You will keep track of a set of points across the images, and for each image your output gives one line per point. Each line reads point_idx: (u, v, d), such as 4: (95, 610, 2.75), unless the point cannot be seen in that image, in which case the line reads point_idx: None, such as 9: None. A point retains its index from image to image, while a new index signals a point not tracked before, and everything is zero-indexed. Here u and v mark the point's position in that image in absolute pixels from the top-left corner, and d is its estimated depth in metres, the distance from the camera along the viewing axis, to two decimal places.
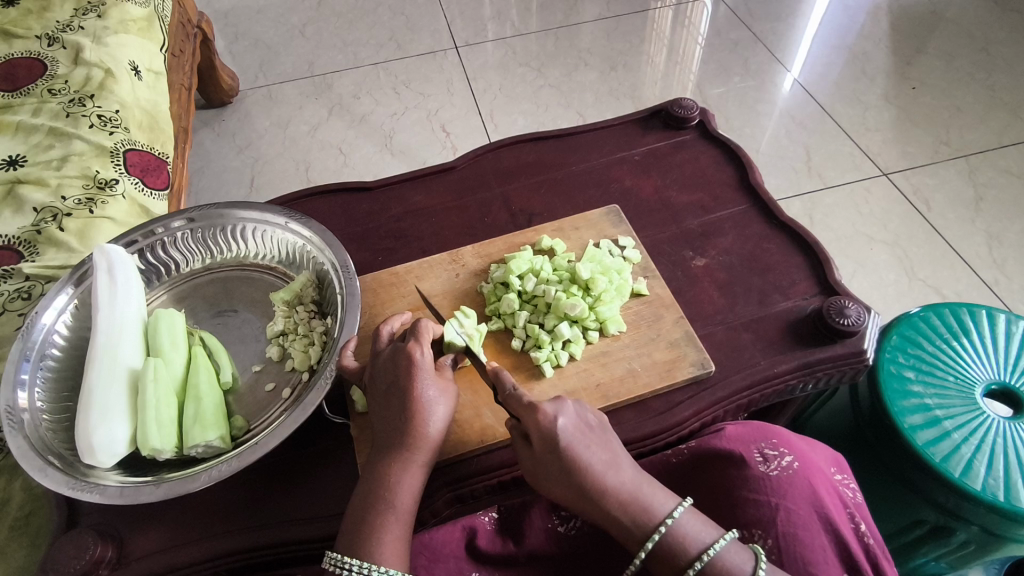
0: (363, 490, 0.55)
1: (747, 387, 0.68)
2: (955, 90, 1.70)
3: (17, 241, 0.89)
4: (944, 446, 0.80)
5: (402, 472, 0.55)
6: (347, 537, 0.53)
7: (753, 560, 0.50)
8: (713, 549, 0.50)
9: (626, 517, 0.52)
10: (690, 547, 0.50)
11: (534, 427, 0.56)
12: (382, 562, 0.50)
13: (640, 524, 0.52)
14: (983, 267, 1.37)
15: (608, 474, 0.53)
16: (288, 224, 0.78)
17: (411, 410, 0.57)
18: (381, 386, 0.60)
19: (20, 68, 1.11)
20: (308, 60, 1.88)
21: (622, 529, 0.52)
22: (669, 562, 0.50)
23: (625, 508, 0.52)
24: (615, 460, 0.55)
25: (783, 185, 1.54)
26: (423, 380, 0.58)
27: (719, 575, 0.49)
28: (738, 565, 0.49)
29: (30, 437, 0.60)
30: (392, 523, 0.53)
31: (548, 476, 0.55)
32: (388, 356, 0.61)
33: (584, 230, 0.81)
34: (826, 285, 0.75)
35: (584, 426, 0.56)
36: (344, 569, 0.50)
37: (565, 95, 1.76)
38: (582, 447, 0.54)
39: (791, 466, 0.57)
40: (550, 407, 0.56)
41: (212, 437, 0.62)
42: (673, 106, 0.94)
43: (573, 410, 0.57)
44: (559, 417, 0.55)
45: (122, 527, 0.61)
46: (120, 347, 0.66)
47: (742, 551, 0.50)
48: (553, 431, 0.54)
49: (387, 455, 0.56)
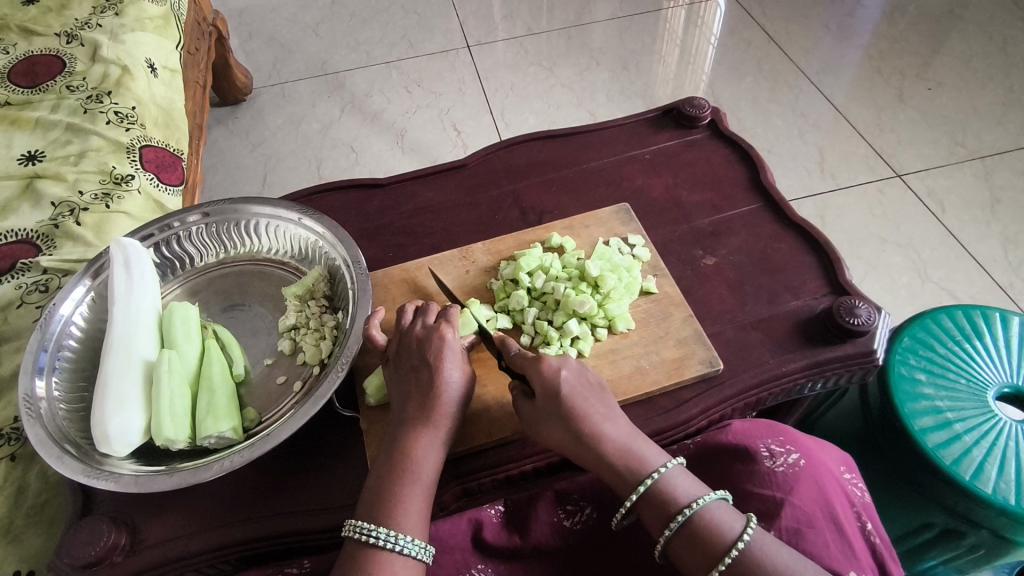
0: (386, 461, 0.56)
1: (756, 386, 0.68)
2: (972, 91, 1.68)
3: (35, 235, 0.91)
4: (955, 448, 0.79)
5: (428, 446, 0.57)
6: (368, 508, 0.54)
7: (743, 523, 0.51)
8: (698, 502, 0.52)
9: (620, 466, 0.55)
10: (679, 499, 0.52)
11: (536, 377, 0.60)
12: (406, 531, 0.52)
13: (635, 471, 0.55)
14: (997, 270, 1.36)
15: (605, 424, 0.57)
16: (301, 220, 0.79)
17: (432, 388, 0.59)
18: (406, 366, 0.62)
19: (39, 65, 1.13)
20: (321, 58, 1.89)
21: (616, 475, 0.55)
22: (658, 509, 0.53)
23: (619, 458, 0.56)
24: (613, 414, 0.58)
25: (795, 186, 1.53)
26: (449, 362, 0.60)
27: (704, 524, 0.51)
28: (725, 523, 0.50)
29: (47, 426, 0.62)
30: (413, 493, 0.54)
31: (547, 424, 0.59)
32: (418, 337, 0.63)
33: (594, 228, 0.81)
34: (837, 285, 0.75)
35: (584, 382, 0.60)
36: (372, 537, 0.51)
37: (577, 95, 1.76)
38: (580, 398, 0.58)
39: (797, 463, 0.58)
40: (552, 362, 0.60)
41: (225, 428, 0.63)
42: (684, 105, 0.95)
43: (575, 367, 0.61)
44: (561, 369, 0.59)
45: (136, 515, 0.62)
46: (136, 337, 0.67)
47: (734, 514, 0.52)
48: (554, 380, 0.58)
49: (410, 429, 0.58)
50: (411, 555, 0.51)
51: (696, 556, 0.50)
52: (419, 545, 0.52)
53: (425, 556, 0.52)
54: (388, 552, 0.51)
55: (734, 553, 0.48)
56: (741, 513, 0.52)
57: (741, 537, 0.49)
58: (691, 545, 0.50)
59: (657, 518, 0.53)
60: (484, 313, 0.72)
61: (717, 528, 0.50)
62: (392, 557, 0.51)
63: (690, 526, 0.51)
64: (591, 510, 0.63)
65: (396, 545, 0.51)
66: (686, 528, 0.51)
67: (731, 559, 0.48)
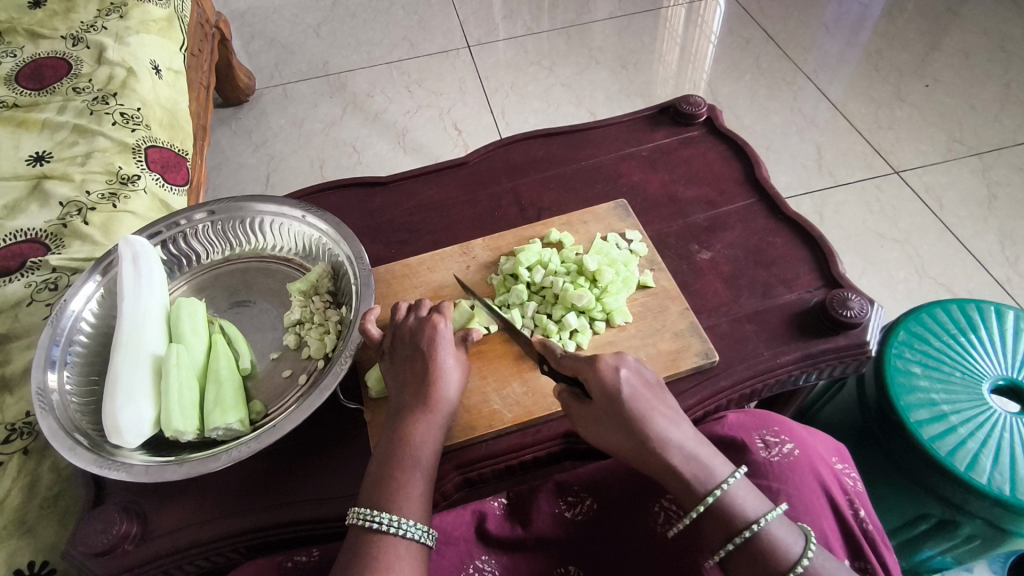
0: (385, 446, 0.58)
1: (751, 377, 0.70)
2: (969, 87, 1.69)
3: (44, 234, 0.93)
4: (950, 440, 0.80)
5: (425, 431, 0.58)
6: (371, 494, 0.55)
7: (803, 541, 0.50)
8: (765, 520, 0.50)
9: (687, 475, 0.53)
10: (744, 515, 0.51)
11: (594, 382, 0.58)
12: (407, 515, 0.53)
13: (702, 484, 0.52)
14: (995, 265, 1.37)
15: (671, 430, 0.54)
16: (305, 217, 0.80)
17: (428, 375, 0.61)
18: (402, 354, 0.64)
19: (46, 68, 1.15)
20: (323, 59, 1.91)
21: (681, 485, 0.53)
22: (723, 522, 0.51)
23: (687, 466, 0.53)
24: (677, 416, 0.56)
25: (793, 183, 1.55)
26: (442, 349, 0.62)
27: (765, 544, 0.49)
28: (787, 542, 0.50)
29: (60, 417, 0.63)
30: (413, 478, 0.56)
31: (605, 426, 0.57)
32: (412, 327, 0.65)
33: (592, 224, 0.82)
34: (830, 278, 0.77)
35: (645, 383, 0.57)
36: (374, 522, 0.52)
37: (577, 94, 1.78)
38: (642, 401, 0.56)
39: (792, 453, 0.59)
40: (609, 359, 0.58)
41: (232, 420, 0.64)
42: (681, 102, 0.96)
43: (634, 366, 0.58)
44: (621, 371, 0.57)
45: (146, 505, 0.63)
46: (144, 332, 0.69)
47: (793, 530, 0.51)
48: (614, 386, 0.56)
49: (407, 414, 0.59)
50: (413, 538, 0.52)
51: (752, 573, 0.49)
52: (420, 528, 0.53)
53: (428, 539, 0.53)
54: (391, 536, 0.52)
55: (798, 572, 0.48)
56: (799, 527, 0.51)
57: (802, 558, 0.49)
58: (752, 561, 0.49)
59: (720, 532, 0.51)
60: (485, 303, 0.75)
61: (781, 550, 0.49)
62: (394, 541, 0.52)
63: (754, 544, 0.50)
64: (592, 501, 0.65)
65: (397, 528, 0.52)
66: (749, 545, 0.50)
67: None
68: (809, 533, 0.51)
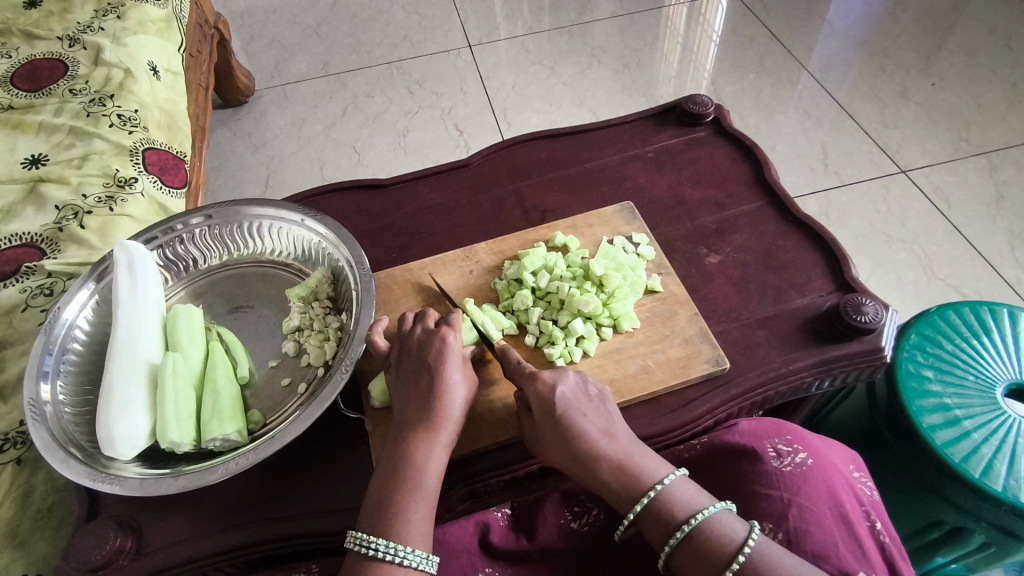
0: (387, 466, 0.56)
1: (762, 384, 0.68)
2: (977, 86, 1.67)
3: (40, 238, 0.91)
4: (963, 446, 0.78)
5: (428, 451, 0.56)
6: (370, 511, 0.53)
7: (745, 530, 0.50)
8: (701, 514, 0.51)
9: (617, 483, 0.55)
10: (679, 513, 0.52)
11: (533, 395, 0.60)
12: (407, 541, 0.52)
13: (632, 489, 0.54)
14: (1004, 266, 1.35)
15: (602, 441, 0.57)
16: (304, 221, 0.78)
17: (435, 390, 0.59)
18: (409, 367, 0.62)
19: (42, 69, 1.13)
20: (323, 59, 1.89)
21: (612, 493, 0.55)
22: (659, 525, 0.52)
23: (616, 474, 0.55)
24: (611, 427, 0.58)
25: (799, 183, 1.53)
26: (450, 364, 0.60)
27: (705, 537, 0.50)
28: (727, 532, 0.50)
29: (52, 429, 0.61)
30: (415, 503, 0.54)
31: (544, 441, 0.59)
32: (419, 339, 0.63)
33: (598, 227, 0.80)
34: (843, 282, 0.75)
35: (583, 396, 0.60)
36: (372, 549, 0.51)
37: (579, 93, 1.76)
38: (577, 412, 0.58)
39: (805, 463, 0.57)
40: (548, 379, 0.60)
41: (230, 431, 0.62)
42: (687, 102, 0.94)
43: (574, 380, 0.60)
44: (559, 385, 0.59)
45: (142, 519, 0.62)
46: (140, 340, 0.67)
47: (735, 521, 0.51)
48: (551, 398, 0.58)
49: (411, 433, 0.57)
50: (412, 565, 0.51)
51: (700, 566, 0.50)
52: (420, 555, 0.51)
53: (428, 566, 0.52)
54: (389, 563, 0.50)
55: (743, 556, 0.48)
56: (744, 520, 0.52)
57: (746, 543, 0.49)
58: (695, 552, 0.50)
59: (658, 532, 0.52)
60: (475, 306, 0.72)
61: (721, 540, 0.50)
62: (392, 569, 0.50)
63: (692, 539, 0.50)
64: (599, 511, 0.63)
65: (396, 556, 0.50)
66: (689, 540, 0.51)
67: (739, 562, 0.48)
68: (754, 522, 0.51)
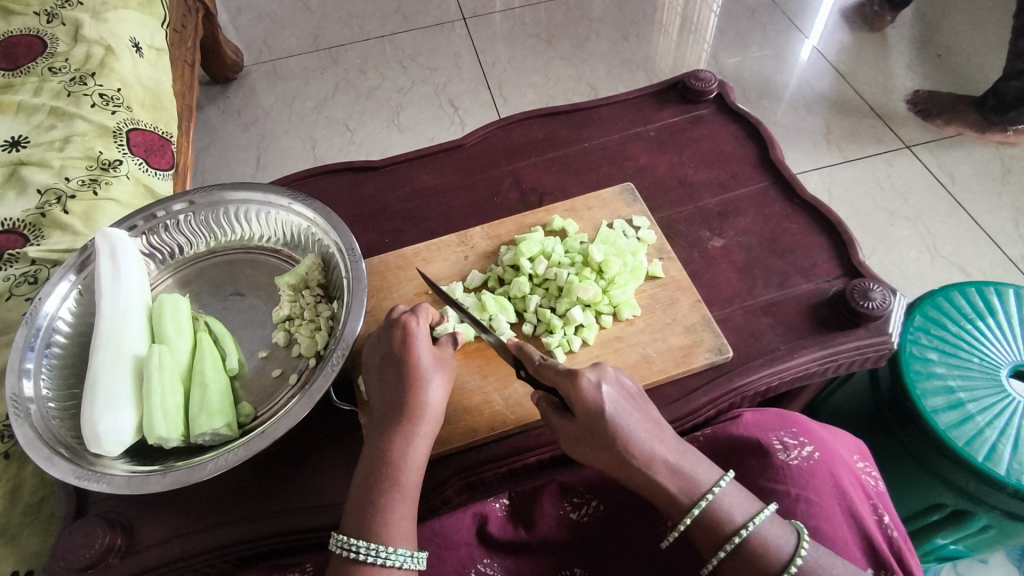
0: (366, 463, 0.54)
1: (767, 374, 0.66)
2: (984, 57, 1.63)
3: (22, 224, 0.88)
4: (967, 429, 0.77)
5: (406, 444, 0.55)
6: (359, 515, 0.52)
7: (795, 538, 0.49)
8: (752, 523, 0.49)
9: (673, 486, 0.51)
10: (731, 521, 0.50)
11: (576, 399, 0.54)
12: (391, 542, 0.50)
13: (681, 497, 0.51)
14: (1009, 243, 1.33)
15: (653, 442, 0.53)
16: (291, 206, 0.76)
17: (407, 380, 0.57)
18: (377, 360, 0.60)
19: (19, 46, 1.08)
20: (313, 34, 1.83)
21: (667, 497, 0.52)
22: (710, 533, 0.50)
23: (671, 476, 0.52)
24: (656, 427, 0.54)
25: (802, 159, 1.49)
26: (418, 347, 0.58)
27: (757, 549, 0.49)
28: (777, 542, 0.48)
29: (37, 426, 0.60)
30: (396, 501, 0.52)
31: (589, 447, 0.54)
32: (383, 329, 0.61)
33: (597, 210, 0.78)
34: (850, 266, 0.73)
35: (624, 394, 0.55)
36: (353, 551, 0.50)
37: (576, 67, 1.71)
38: (624, 416, 0.53)
39: (812, 456, 0.56)
40: (589, 378, 0.54)
41: (219, 425, 0.61)
42: (690, 78, 0.91)
43: (612, 376, 0.56)
44: (603, 386, 0.54)
45: (132, 516, 0.60)
46: (124, 333, 0.65)
47: (783, 528, 0.49)
48: (598, 402, 0.53)
49: (387, 427, 0.56)
50: (395, 565, 0.50)
51: None
52: (404, 555, 0.50)
53: (414, 563, 0.51)
54: (371, 565, 0.49)
55: (739, 538, 0.49)
56: (791, 524, 0.50)
57: (796, 556, 0.48)
58: (706, 534, 0.50)
59: (708, 542, 0.50)
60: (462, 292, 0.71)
61: (771, 551, 0.48)
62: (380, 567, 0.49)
63: (743, 550, 0.49)
64: (598, 503, 0.62)
65: (378, 557, 0.49)
66: (738, 553, 0.49)
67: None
68: (801, 528, 0.49)
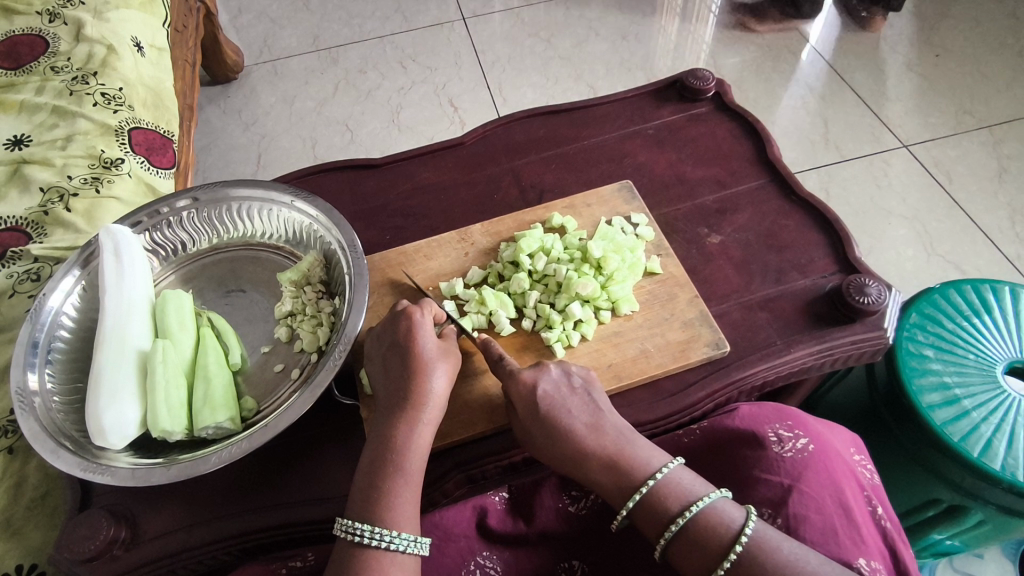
0: (371, 452, 0.55)
1: (764, 368, 0.67)
2: (981, 56, 1.64)
3: (24, 222, 0.89)
4: (962, 425, 0.78)
5: (411, 432, 0.55)
6: (360, 505, 0.52)
7: (742, 517, 0.50)
8: (697, 505, 0.50)
9: (610, 478, 0.54)
10: (674, 505, 0.51)
11: (516, 394, 0.59)
12: (396, 526, 0.51)
13: (620, 487, 0.54)
14: (1005, 242, 1.34)
15: (588, 434, 0.56)
16: (294, 203, 0.76)
17: (411, 368, 0.58)
18: (381, 350, 0.61)
19: (22, 46, 1.09)
20: (313, 33, 1.84)
21: (604, 488, 0.55)
22: (654, 517, 0.52)
23: (607, 468, 0.55)
24: (599, 421, 0.57)
25: (799, 158, 1.50)
26: (422, 336, 0.60)
27: (702, 529, 0.50)
28: (723, 522, 0.49)
29: (41, 419, 0.60)
30: (401, 486, 0.53)
31: (540, 440, 0.58)
32: (390, 320, 0.62)
33: (596, 207, 0.79)
34: (845, 262, 0.74)
35: (567, 390, 0.59)
36: (358, 535, 0.50)
37: (576, 67, 1.72)
38: (561, 409, 0.58)
39: (806, 448, 0.56)
40: (528, 373, 0.60)
41: (222, 418, 0.62)
42: (688, 77, 0.91)
43: (556, 375, 0.60)
44: (538, 383, 0.59)
45: (136, 508, 0.61)
46: (128, 327, 0.66)
47: (731, 508, 0.51)
48: (534, 395, 0.58)
49: (392, 416, 0.56)
50: (400, 549, 0.50)
51: (694, 558, 0.49)
52: (408, 539, 0.51)
53: (417, 547, 0.51)
54: (377, 549, 0.50)
55: (683, 520, 0.50)
56: (741, 506, 0.51)
57: (743, 531, 0.49)
58: (654, 516, 0.52)
59: (654, 525, 0.52)
60: (462, 287, 0.72)
61: (716, 531, 0.49)
62: (380, 557, 0.50)
63: (687, 532, 0.50)
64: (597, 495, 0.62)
65: (384, 541, 0.50)
66: (684, 533, 0.50)
67: (733, 558, 0.48)
68: (750, 508, 0.50)
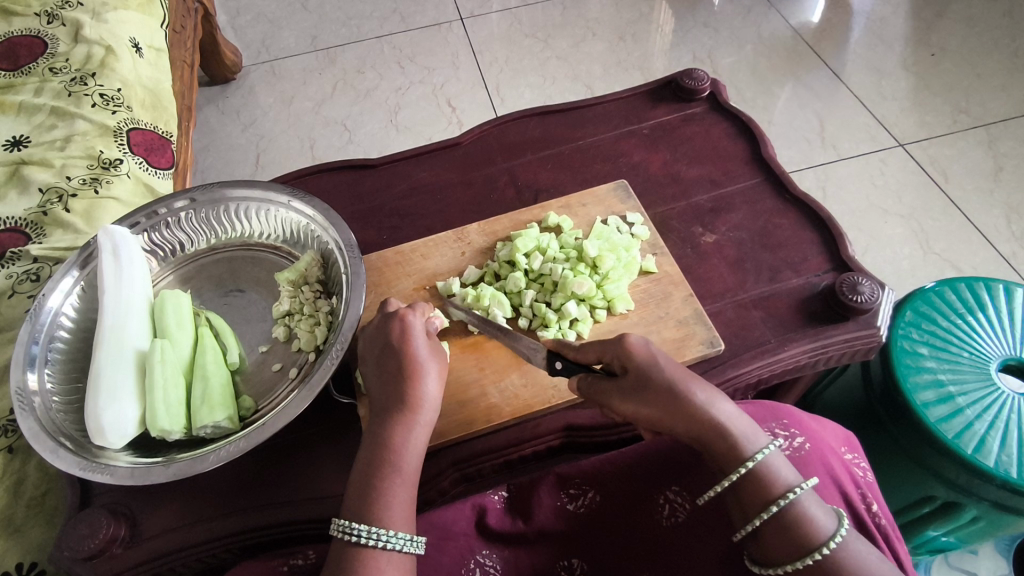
0: (367, 453, 0.55)
1: (758, 366, 0.67)
2: (976, 56, 1.64)
3: (23, 223, 0.89)
4: (956, 422, 0.78)
5: (406, 433, 0.56)
6: (357, 502, 0.53)
7: (836, 520, 0.47)
8: (797, 491, 0.47)
9: (728, 439, 0.50)
10: (777, 485, 0.48)
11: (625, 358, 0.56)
12: (390, 526, 0.51)
13: (736, 450, 0.50)
14: (1001, 241, 1.34)
15: (709, 398, 0.52)
16: (291, 203, 0.77)
17: (406, 370, 0.58)
18: (375, 352, 0.61)
19: (20, 46, 1.10)
20: (311, 34, 1.85)
21: (723, 447, 0.50)
22: (753, 493, 0.48)
23: (727, 430, 0.51)
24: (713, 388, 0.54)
25: (795, 158, 1.51)
26: (415, 339, 0.60)
27: (797, 517, 0.47)
28: (818, 518, 0.47)
29: (41, 419, 0.61)
30: (395, 485, 0.53)
31: (641, 402, 0.54)
32: (381, 322, 0.63)
33: (592, 206, 0.79)
34: (839, 261, 0.74)
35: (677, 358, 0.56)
36: (354, 535, 0.50)
37: (573, 68, 1.72)
38: (679, 372, 0.54)
39: (801, 448, 0.57)
40: (638, 339, 0.56)
41: (220, 417, 0.62)
42: (683, 77, 0.92)
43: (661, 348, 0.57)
44: (654, 347, 0.55)
45: (135, 507, 0.61)
46: (127, 327, 0.66)
47: (824, 507, 0.48)
48: (648, 359, 0.55)
49: (387, 418, 0.56)
50: (395, 548, 0.51)
51: (779, 548, 0.47)
52: (404, 538, 0.51)
53: (413, 546, 0.52)
54: (371, 549, 0.50)
55: (780, 506, 0.47)
56: (832, 507, 0.48)
57: (832, 538, 0.46)
58: (749, 497, 0.49)
59: (750, 504, 0.48)
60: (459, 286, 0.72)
61: (810, 525, 0.46)
62: (376, 554, 0.50)
63: (784, 516, 0.47)
64: (594, 493, 0.63)
65: (379, 541, 0.50)
66: (779, 518, 0.47)
67: (816, 558, 0.45)
68: (842, 513, 0.47)
